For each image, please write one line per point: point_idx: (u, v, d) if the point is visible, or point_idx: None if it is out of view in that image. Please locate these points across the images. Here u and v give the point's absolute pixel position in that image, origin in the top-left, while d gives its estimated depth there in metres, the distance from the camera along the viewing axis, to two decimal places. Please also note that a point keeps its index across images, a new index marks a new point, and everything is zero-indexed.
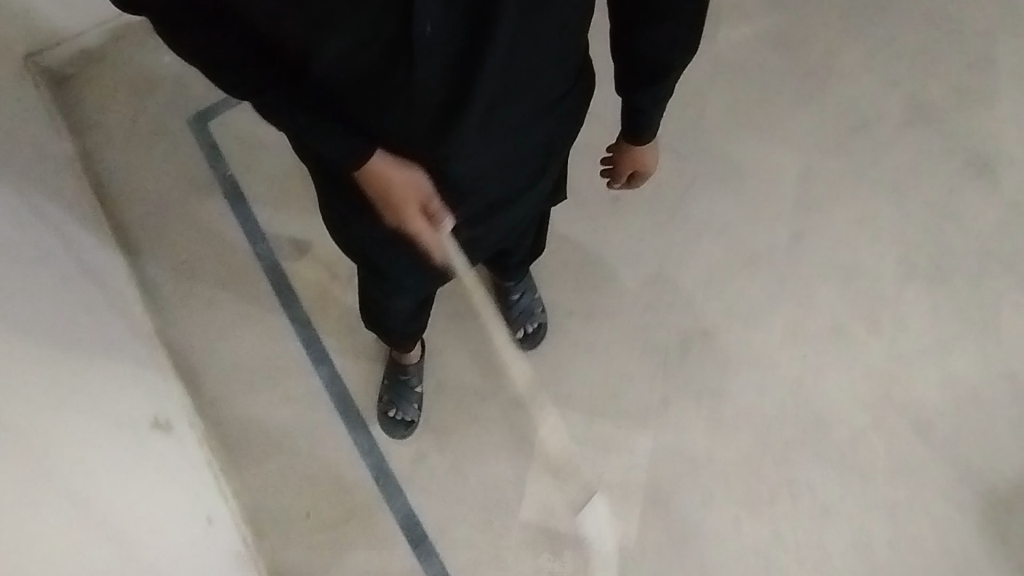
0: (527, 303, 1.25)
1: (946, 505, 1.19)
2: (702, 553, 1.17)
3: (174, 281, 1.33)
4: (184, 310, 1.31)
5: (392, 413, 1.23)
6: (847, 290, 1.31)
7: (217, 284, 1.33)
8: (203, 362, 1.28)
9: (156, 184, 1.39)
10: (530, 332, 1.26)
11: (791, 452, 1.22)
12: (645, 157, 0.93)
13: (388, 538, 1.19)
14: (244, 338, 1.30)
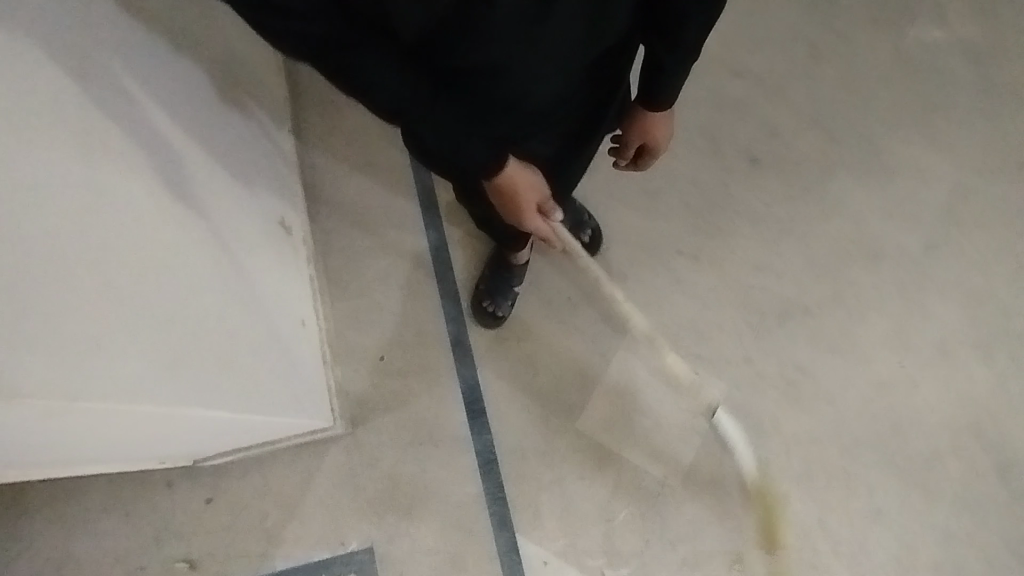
0: (573, 214, 1.25)
1: (1007, 547, 1.14)
2: (742, 511, 1.17)
3: (333, 163, 1.35)
4: (336, 188, 1.34)
5: (485, 304, 1.24)
6: (966, 312, 1.26)
7: (372, 176, 1.34)
8: (338, 230, 1.31)
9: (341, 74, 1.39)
10: (589, 238, 1.26)
11: (860, 448, 1.20)
12: (657, 132, 0.87)
13: (448, 401, 1.23)
14: (381, 219, 1.32)
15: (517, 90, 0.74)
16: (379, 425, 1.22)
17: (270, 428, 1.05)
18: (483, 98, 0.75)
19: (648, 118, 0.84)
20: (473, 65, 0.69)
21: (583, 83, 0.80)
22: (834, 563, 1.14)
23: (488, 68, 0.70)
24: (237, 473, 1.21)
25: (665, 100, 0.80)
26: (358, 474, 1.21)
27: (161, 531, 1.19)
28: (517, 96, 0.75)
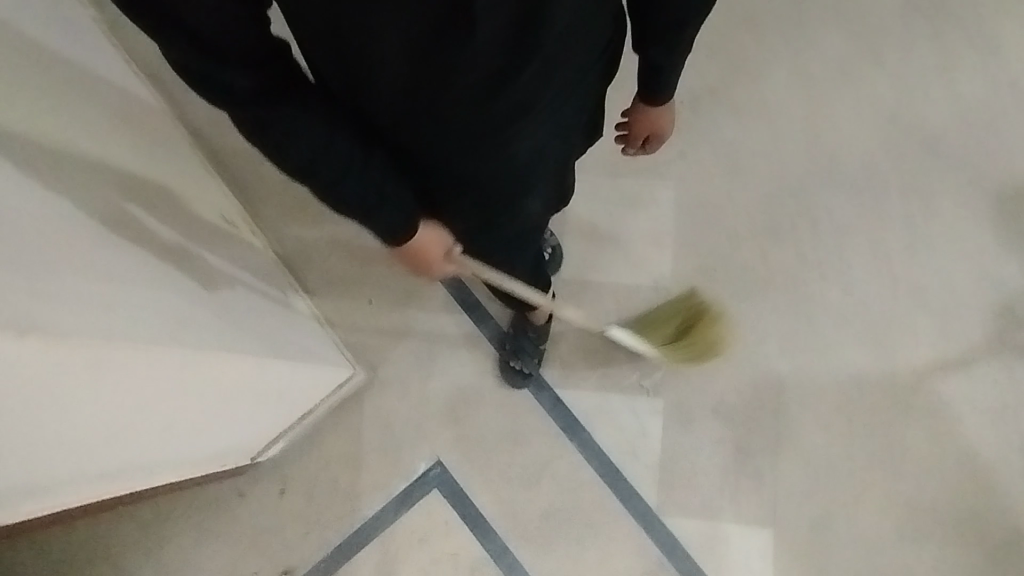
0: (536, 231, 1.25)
1: (962, 210, 1.27)
2: (732, 282, 1.28)
3: (258, 170, 1.38)
4: (269, 190, 1.37)
5: (513, 364, 1.26)
6: (847, 31, 1.36)
7: None
8: (288, 225, 1.36)
9: None
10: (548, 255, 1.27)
11: (808, 183, 1.30)
12: (661, 120, 0.86)
13: (445, 310, 1.31)
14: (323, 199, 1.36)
15: (500, 147, 0.69)
16: (397, 360, 1.30)
17: (299, 389, 1.13)
18: (466, 162, 0.71)
19: (648, 112, 0.84)
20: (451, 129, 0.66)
21: (564, 123, 0.75)
22: (826, 285, 1.26)
23: (470, 132, 0.66)
24: (293, 456, 1.27)
25: (664, 96, 0.80)
26: (398, 408, 1.28)
27: (243, 540, 1.25)
28: (499, 154, 0.70)
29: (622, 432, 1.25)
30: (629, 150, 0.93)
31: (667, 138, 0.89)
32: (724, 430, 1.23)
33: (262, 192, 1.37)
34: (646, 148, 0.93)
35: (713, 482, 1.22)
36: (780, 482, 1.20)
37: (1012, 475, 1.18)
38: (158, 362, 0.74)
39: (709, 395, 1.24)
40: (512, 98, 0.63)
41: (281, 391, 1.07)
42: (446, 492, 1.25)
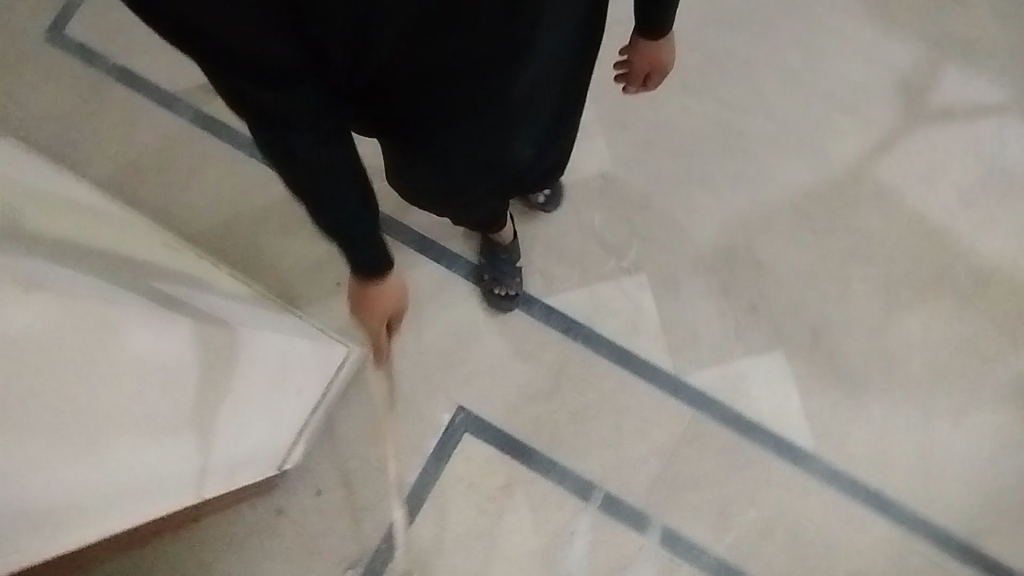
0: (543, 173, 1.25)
1: (840, 14, 1.36)
2: (668, 144, 1.33)
3: (184, 195, 1.34)
4: (202, 210, 1.33)
5: (498, 291, 1.26)
6: None
7: (218, 176, 1.35)
8: (233, 237, 1.32)
9: (127, 129, 1.36)
10: (547, 196, 1.28)
11: (703, 34, 1.36)
12: (659, 54, 0.88)
13: (413, 264, 1.31)
14: (260, 200, 1.34)
15: (491, 127, 0.69)
16: None
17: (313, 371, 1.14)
18: (456, 142, 0.70)
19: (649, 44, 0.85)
20: (444, 115, 0.65)
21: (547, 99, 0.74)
22: (750, 119, 1.33)
23: (462, 97, 0.63)
24: (320, 454, 1.26)
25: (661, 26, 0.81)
26: (402, 372, 1.27)
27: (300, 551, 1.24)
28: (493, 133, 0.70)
29: (619, 315, 1.28)
30: (628, 91, 0.95)
31: (666, 72, 0.92)
32: (709, 279, 1.27)
33: (196, 215, 1.33)
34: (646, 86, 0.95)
35: (717, 329, 1.26)
36: (775, 306, 1.26)
37: (962, 226, 1.28)
38: (159, 335, 0.72)
39: (685, 252, 1.28)
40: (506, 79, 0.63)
41: (294, 376, 1.08)
42: (478, 432, 1.25)
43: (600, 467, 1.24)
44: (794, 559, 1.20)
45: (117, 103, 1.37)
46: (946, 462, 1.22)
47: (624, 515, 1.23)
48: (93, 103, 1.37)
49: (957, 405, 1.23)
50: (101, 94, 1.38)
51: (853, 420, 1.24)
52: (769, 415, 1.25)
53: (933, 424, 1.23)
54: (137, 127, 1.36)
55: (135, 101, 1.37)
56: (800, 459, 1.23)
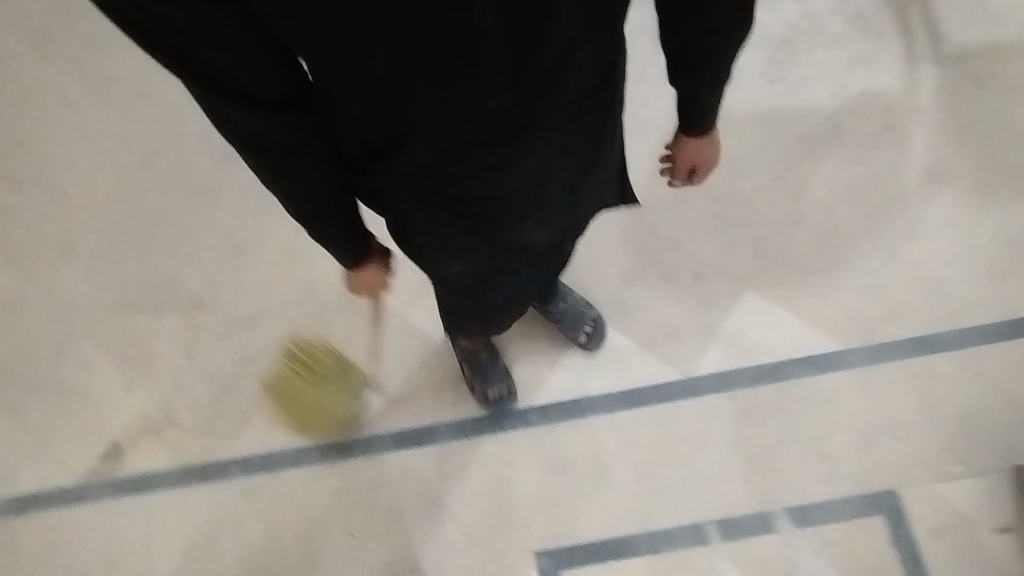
0: (574, 309, 1.21)
1: None
2: None
3: (151, 571, 1.21)
4: (177, 570, 1.20)
5: (488, 393, 1.22)
6: None
7: (170, 527, 1.23)
8: (223, 570, 1.20)
9: (56, 553, 1.23)
10: (590, 331, 1.22)
11: None
12: (703, 152, 0.88)
13: (402, 461, 1.22)
14: (224, 516, 1.22)
15: (499, 153, 0.68)
16: (422, 539, 1.18)
17: None
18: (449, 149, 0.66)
19: (692, 145, 0.86)
20: (450, 142, 0.65)
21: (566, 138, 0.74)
22: None
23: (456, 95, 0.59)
24: None
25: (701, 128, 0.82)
26: (465, 566, 1.16)
27: None
28: (501, 162, 0.70)
29: (603, 364, 1.24)
30: (675, 184, 0.94)
31: (712, 167, 0.91)
32: (647, 278, 1.28)
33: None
34: (691, 182, 0.94)
35: (686, 311, 1.26)
36: (711, 258, 1.28)
37: (786, 98, 1.39)
38: None
39: (612, 274, 1.29)
40: (516, 101, 0.62)
41: None
42: (569, 560, 1.15)
43: (692, 504, 1.17)
44: (903, 445, 1.16)
45: (31, 537, 1.24)
46: (937, 272, 1.24)
47: (744, 528, 1.15)
48: (8, 555, 1.23)
49: (905, 224, 1.28)
50: (10, 542, 1.24)
51: (844, 295, 1.25)
52: (783, 345, 1.23)
53: (902, 252, 1.26)
54: (65, 543, 1.23)
55: (46, 522, 1.25)
56: (836, 361, 1.21)
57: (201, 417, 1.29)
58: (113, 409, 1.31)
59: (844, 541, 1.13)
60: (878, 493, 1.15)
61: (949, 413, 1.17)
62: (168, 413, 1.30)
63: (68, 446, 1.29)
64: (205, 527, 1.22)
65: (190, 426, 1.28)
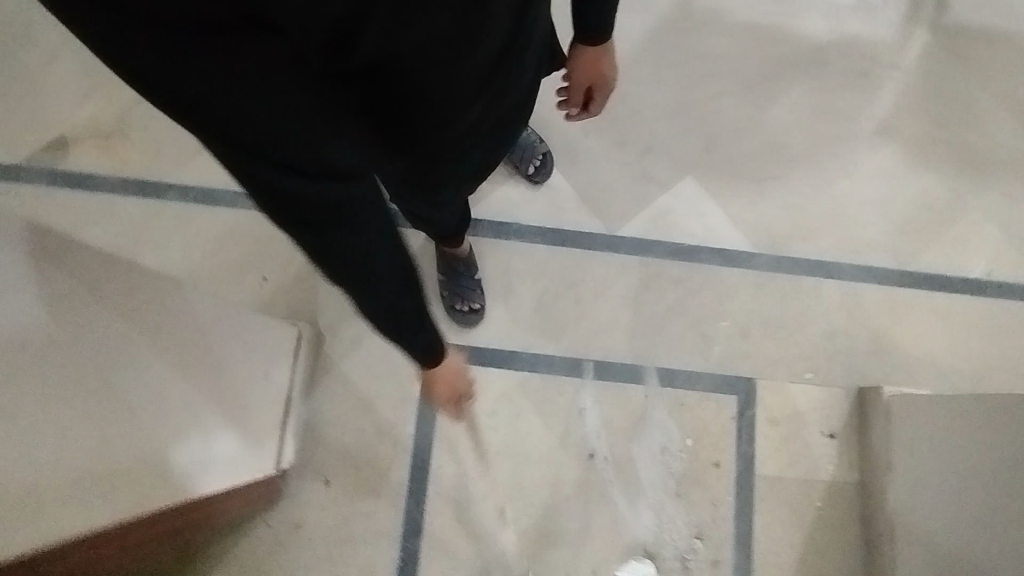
0: (526, 139, 1.29)
1: None
2: None
3: None
4: None
5: (459, 306, 1.25)
6: None
7: (97, 225, 1.28)
8: None
9: None
10: (540, 163, 1.31)
11: None
12: (600, 71, 0.89)
13: None
14: (151, 231, 1.28)
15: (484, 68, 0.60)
16: (328, 302, 1.27)
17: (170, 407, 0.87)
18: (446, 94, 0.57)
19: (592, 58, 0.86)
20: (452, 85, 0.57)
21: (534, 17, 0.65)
22: None
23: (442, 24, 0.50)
24: (312, 445, 1.22)
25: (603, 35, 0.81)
26: (360, 334, 1.26)
27: (328, 551, 1.18)
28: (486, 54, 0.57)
29: (539, 201, 1.32)
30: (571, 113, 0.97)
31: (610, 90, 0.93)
32: (603, 139, 1.35)
33: None
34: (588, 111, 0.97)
35: (628, 177, 1.34)
36: (666, 138, 1.36)
37: (785, 20, 1.44)
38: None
39: (571, 124, 1.35)
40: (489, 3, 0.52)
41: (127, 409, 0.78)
42: (453, 358, 1.26)
43: (578, 340, 1.28)
44: (772, 345, 1.30)
45: None
46: (857, 211, 1.35)
47: (616, 373, 1.27)
48: None
49: (845, 161, 1.37)
50: None
51: (770, 205, 1.35)
52: (702, 232, 1.33)
53: (834, 185, 1.36)
54: None
55: None
56: (743, 259, 1.32)
57: (153, 138, 1.32)
58: (69, 105, 1.33)
59: (697, 408, 1.26)
60: (739, 378, 1.28)
61: (820, 330, 1.30)
62: (122, 126, 1.33)
63: (16, 125, 1.32)
64: (130, 235, 1.28)
65: (140, 144, 1.32)
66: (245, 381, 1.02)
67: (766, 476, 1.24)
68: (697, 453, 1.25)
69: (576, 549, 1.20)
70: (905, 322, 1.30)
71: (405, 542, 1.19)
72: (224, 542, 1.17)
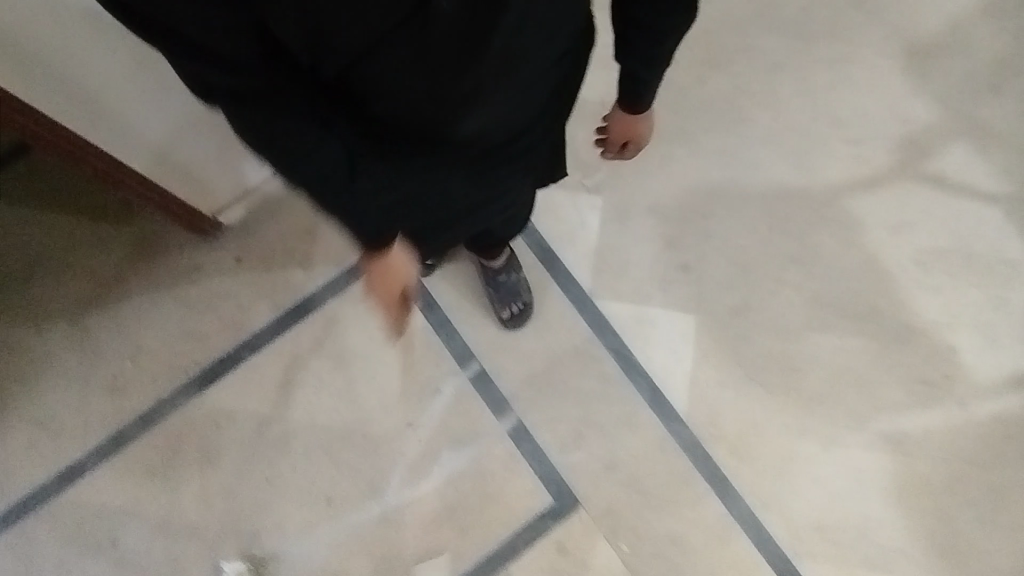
0: (513, 283, 1.27)
1: (876, 57, 1.42)
2: (673, 103, 1.41)
3: None
4: None
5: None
6: None
7: None
8: None
9: None
10: (515, 312, 1.27)
11: (744, 26, 1.45)
12: (634, 129, 0.93)
13: None
14: None
15: (442, 115, 0.68)
16: None
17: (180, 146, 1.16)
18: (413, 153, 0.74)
19: (628, 120, 0.90)
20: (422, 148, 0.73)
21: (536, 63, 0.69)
22: (756, 111, 1.40)
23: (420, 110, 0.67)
24: (254, 230, 1.36)
25: (640, 106, 0.86)
26: None
27: (194, 302, 1.33)
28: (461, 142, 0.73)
29: (565, 223, 1.34)
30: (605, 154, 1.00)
31: (641, 145, 0.96)
32: (658, 230, 1.34)
33: None
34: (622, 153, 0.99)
35: (646, 272, 1.32)
36: (706, 271, 1.32)
37: (905, 281, 1.31)
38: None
39: (645, 197, 1.36)
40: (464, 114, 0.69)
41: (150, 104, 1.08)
42: None
43: (487, 343, 1.29)
44: (621, 497, 1.23)
45: None
46: (800, 477, 1.23)
47: (488, 394, 1.27)
48: None
49: (833, 431, 1.25)
50: None
51: (733, 400, 1.27)
52: (658, 364, 1.28)
53: (804, 439, 1.25)
54: None
55: None
56: (667, 415, 1.26)
57: None
58: None
59: (516, 478, 1.24)
60: (569, 493, 1.23)
61: (669, 528, 1.22)
62: None
63: None
64: None
65: None
66: (217, 150, 1.22)
67: None
68: (480, 508, 1.23)
69: (333, 474, 1.25)
70: None
71: (240, 347, 1.31)
72: (150, 226, 1.36)
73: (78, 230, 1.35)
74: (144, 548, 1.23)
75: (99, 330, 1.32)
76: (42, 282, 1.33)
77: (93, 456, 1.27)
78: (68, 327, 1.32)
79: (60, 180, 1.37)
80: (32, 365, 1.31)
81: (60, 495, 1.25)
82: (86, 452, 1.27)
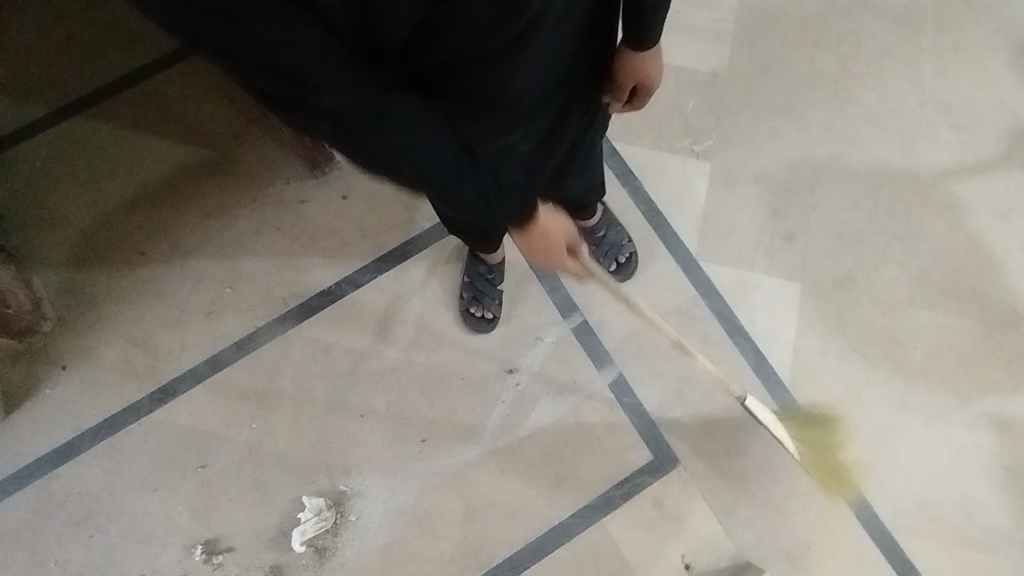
0: (613, 236, 1.27)
1: (984, 50, 1.44)
2: (781, 80, 1.42)
3: None
4: None
5: (473, 311, 1.26)
6: None
7: None
8: None
9: None
10: (623, 262, 1.28)
11: (853, 12, 1.47)
12: (648, 66, 0.85)
13: None
14: None
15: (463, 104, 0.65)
16: None
17: None
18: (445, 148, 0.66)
19: (638, 56, 0.83)
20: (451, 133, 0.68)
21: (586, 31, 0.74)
22: (863, 93, 1.42)
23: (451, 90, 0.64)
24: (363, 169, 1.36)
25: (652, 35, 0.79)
26: None
27: (298, 236, 1.33)
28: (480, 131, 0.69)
29: (672, 186, 1.35)
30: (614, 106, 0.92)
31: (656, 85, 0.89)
32: (764, 197, 1.35)
33: None
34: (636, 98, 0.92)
35: (753, 239, 1.32)
36: (811, 242, 1.32)
37: (1011, 267, 1.31)
38: None
39: (753, 166, 1.36)
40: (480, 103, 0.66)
41: None
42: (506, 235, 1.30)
43: (590, 295, 1.29)
44: (721, 458, 1.21)
45: None
46: (902, 451, 1.22)
47: (589, 347, 1.26)
48: None
49: (935, 407, 1.24)
50: None
51: (837, 371, 1.25)
52: (761, 329, 1.27)
53: (907, 413, 1.23)
54: None
55: None
56: (771, 381, 1.25)
57: None
58: None
59: (615, 431, 1.22)
60: (668, 450, 1.21)
61: (768, 492, 1.20)
62: None
63: None
64: None
65: None
66: None
67: (607, 530, 1.18)
68: (578, 461, 1.21)
69: (429, 414, 1.24)
70: (840, 562, 1.17)
71: (341, 283, 1.30)
72: (256, 158, 1.36)
73: (183, 157, 1.36)
74: (233, 472, 1.21)
75: (200, 256, 1.32)
76: (146, 206, 1.34)
77: (187, 378, 1.26)
78: (169, 251, 1.32)
79: (169, 108, 1.39)
80: (132, 286, 1.30)
81: (151, 414, 1.24)
82: (180, 373, 1.26)
